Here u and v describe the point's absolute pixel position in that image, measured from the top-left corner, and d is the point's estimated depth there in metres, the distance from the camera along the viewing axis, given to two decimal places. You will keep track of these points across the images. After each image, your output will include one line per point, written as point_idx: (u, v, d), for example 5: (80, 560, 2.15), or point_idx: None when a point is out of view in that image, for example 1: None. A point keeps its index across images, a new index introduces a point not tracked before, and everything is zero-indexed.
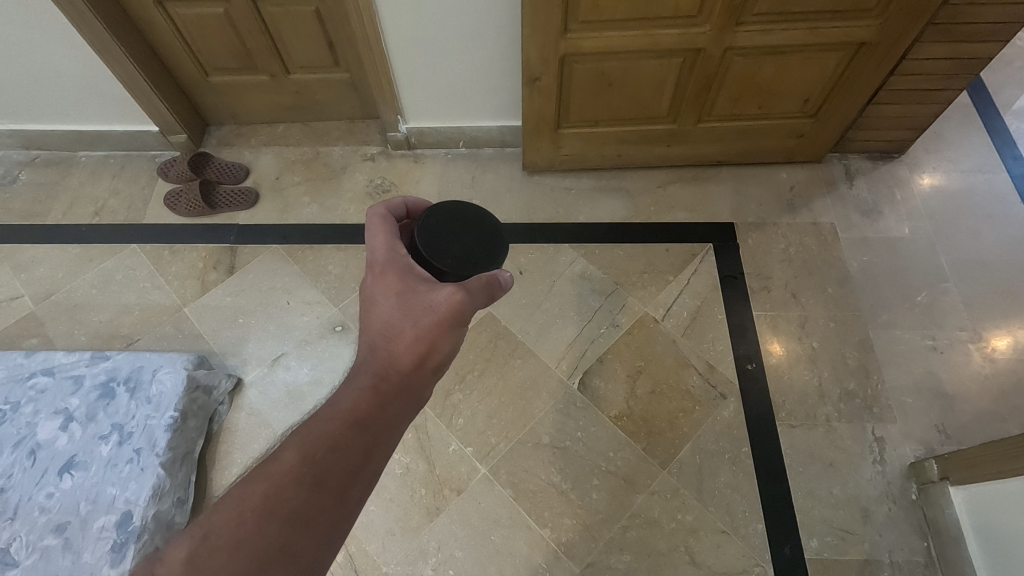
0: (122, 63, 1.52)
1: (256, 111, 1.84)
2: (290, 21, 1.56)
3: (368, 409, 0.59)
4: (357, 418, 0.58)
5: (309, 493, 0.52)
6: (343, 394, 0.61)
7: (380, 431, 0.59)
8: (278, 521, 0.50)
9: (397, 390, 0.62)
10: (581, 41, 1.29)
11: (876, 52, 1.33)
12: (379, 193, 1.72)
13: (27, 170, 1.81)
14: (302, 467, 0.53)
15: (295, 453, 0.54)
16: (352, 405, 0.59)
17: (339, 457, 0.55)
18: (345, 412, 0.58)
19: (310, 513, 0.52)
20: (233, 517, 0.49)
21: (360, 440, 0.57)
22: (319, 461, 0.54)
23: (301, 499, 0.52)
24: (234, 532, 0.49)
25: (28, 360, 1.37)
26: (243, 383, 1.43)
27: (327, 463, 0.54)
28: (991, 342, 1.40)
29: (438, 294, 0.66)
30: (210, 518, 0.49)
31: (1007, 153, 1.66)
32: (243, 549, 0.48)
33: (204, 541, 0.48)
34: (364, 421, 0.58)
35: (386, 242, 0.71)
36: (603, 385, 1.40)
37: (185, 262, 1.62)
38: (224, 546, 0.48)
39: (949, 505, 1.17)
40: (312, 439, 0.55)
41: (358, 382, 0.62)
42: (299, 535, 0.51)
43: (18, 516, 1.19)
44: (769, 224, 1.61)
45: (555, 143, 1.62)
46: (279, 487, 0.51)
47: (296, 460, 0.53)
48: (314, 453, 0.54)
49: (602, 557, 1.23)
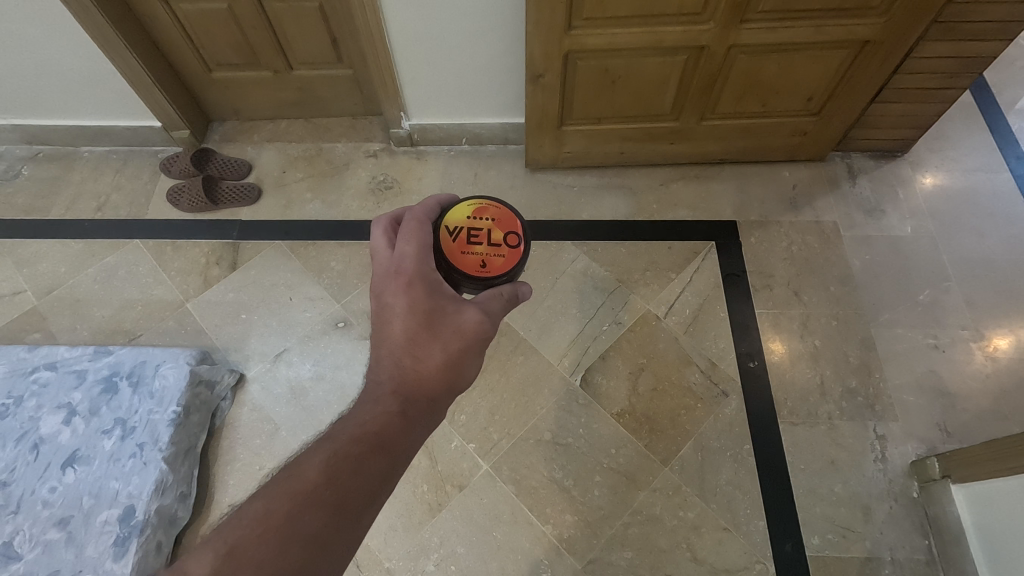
0: (125, 58, 1.52)
1: (259, 107, 1.84)
2: (294, 17, 1.56)
3: (392, 431, 0.62)
4: (382, 440, 0.61)
5: (331, 515, 0.55)
6: (368, 414, 0.63)
7: (400, 454, 0.62)
8: (300, 540, 0.52)
9: (421, 414, 0.66)
10: (585, 37, 1.29)
11: (880, 50, 1.33)
12: (381, 189, 1.72)
13: (30, 165, 1.81)
14: (327, 488, 0.56)
15: (319, 472, 0.56)
16: (376, 426, 0.62)
17: (361, 478, 0.58)
18: (369, 433, 0.61)
19: (330, 535, 0.54)
20: (256, 534, 0.52)
21: (381, 462, 0.60)
22: (341, 482, 0.56)
23: (324, 520, 0.54)
24: (257, 549, 0.51)
25: (31, 354, 1.37)
26: (246, 378, 1.44)
27: (350, 486, 0.57)
28: (993, 342, 1.40)
29: (469, 315, 0.70)
30: (235, 531, 0.51)
31: (1011, 153, 1.66)
32: (264, 568, 0.50)
33: (227, 556, 0.50)
34: (386, 444, 0.61)
35: (413, 250, 0.73)
36: (606, 381, 1.41)
37: (188, 258, 1.62)
38: (246, 562, 0.50)
39: (950, 503, 1.18)
40: (337, 458, 0.58)
41: (383, 402, 0.65)
42: (319, 557, 0.53)
43: (22, 509, 1.19)
44: (772, 222, 1.61)
45: (558, 140, 1.61)
46: (302, 505, 0.54)
47: (321, 480, 0.56)
48: (338, 471, 0.57)
49: (604, 554, 1.23)
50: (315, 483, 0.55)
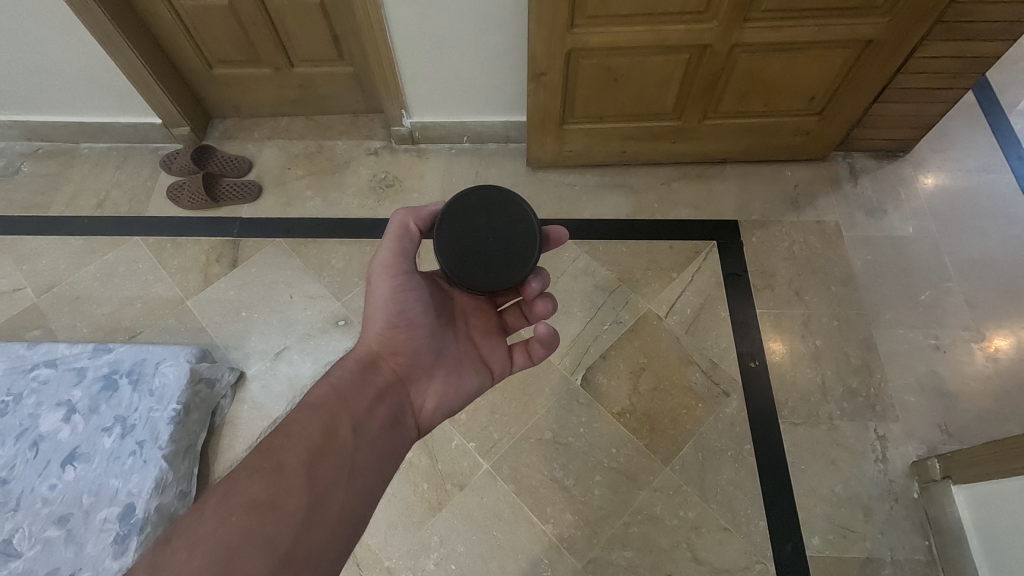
0: (126, 55, 1.52)
1: (259, 104, 1.83)
2: (294, 13, 1.55)
3: (326, 402, 0.74)
4: (317, 409, 0.73)
5: (274, 476, 0.64)
6: (311, 394, 0.75)
7: (336, 415, 0.73)
8: (244, 510, 0.60)
9: (353, 382, 0.79)
10: (588, 35, 1.29)
11: (883, 50, 1.33)
12: (382, 187, 1.71)
13: (30, 161, 1.81)
14: (268, 459, 0.65)
15: (254, 459, 0.65)
16: (313, 400, 0.74)
17: (298, 445, 0.68)
18: (309, 404, 0.73)
19: (276, 495, 0.62)
20: (200, 515, 0.59)
21: (318, 426, 0.71)
22: (281, 449, 0.66)
23: (268, 482, 0.63)
24: (198, 528, 0.58)
25: (30, 352, 1.37)
26: (246, 376, 1.43)
27: (290, 451, 0.67)
28: (993, 342, 1.40)
29: (375, 261, 0.86)
30: (177, 524, 0.58)
31: (1013, 153, 1.66)
32: (209, 540, 0.57)
33: (167, 541, 0.57)
34: (322, 407, 0.73)
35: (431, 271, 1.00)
36: (606, 381, 1.41)
37: (188, 255, 1.62)
38: (184, 544, 0.56)
39: (951, 503, 1.18)
40: (271, 439, 0.68)
41: (322, 384, 0.78)
42: (266, 514, 0.61)
43: (21, 506, 1.19)
44: (774, 222, 1.60)
45: (560, 138, 1.61)
46: (246, 479, 0.63)
47: (261, 464, 0.65)
48: (273, 449, 0.66)
49: (604, 553, 1.23)
50: (253, 465, 0.64)
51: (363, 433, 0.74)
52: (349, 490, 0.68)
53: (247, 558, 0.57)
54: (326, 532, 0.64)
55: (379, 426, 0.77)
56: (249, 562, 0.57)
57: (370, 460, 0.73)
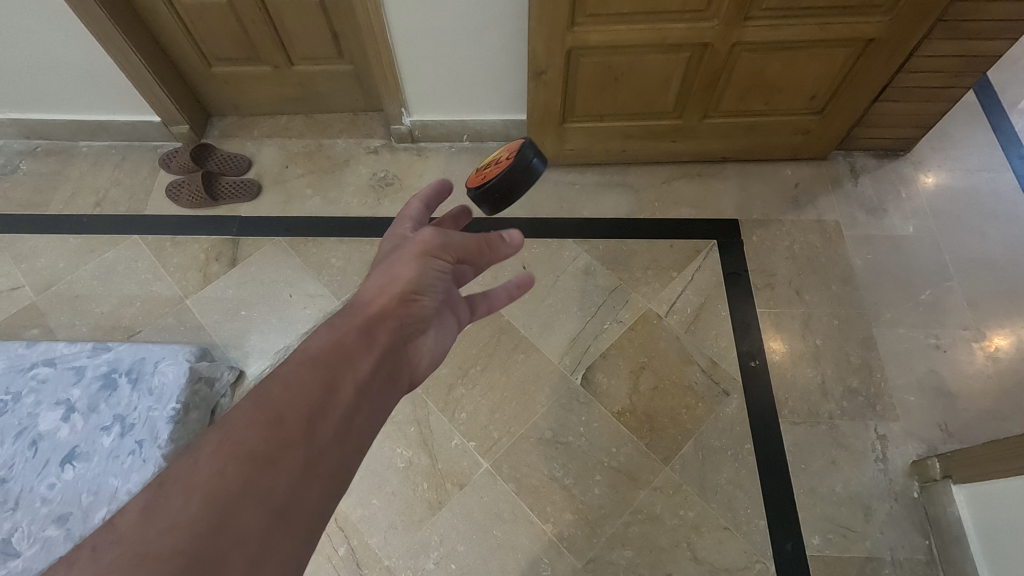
0: (125, 52, 1.51)
1: (259, 102, 1.83)
2: (293, 10, 1.55)
3: (330, 352, 0.60)
4: (318, 360, 0.59)
5: (267, 438, 0.50)
6: (312, 342, 0.61)
7: (340, 367, 0.59)
8: (228, 476, 0.47)
9: (362, 329, 0.66)
10: (588, 33, 1.28)
11: (884, 49, 1.32)
12: (382, 186, 1.71)
13: (28, 159, 1.80)
14: (259, 413, 0.51)
15: (242, 409, 0.51)
16: (315, 350, 0.60)
17: (295, 398, 0.54)
18: (310, 353, 0.59)
19: (267, 463, 0.49)
20: (178, 479, 0.46)
21: (318, 378, 0.57)
22: (276, 402, 0.53)
23: (257, 443, 0.49)
24: (173, 497, 0.44)
25: (29, 351, 1.36)
26: (246, 374, 1.43)
27: (286, 405, 0.53)
28: (994, 342, 1.40)
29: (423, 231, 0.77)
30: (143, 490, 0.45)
31: (1014, 153, 1.66)
32: (184, 512, 0.44)
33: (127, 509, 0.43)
34: (325, 359, 0.59)
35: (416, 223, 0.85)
36: (606, 380, 1.40)
37: (187, 254, 1.61)
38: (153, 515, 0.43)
39: (951, 503, 1.18)
40: (264, 388, 0.54)
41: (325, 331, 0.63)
42: (253, 485, 0.47)
43: (21, 505, 1.19)
44: (775, 221, 1.60)
45: (560, 137, 1.61)
46: (230, 439, 0.49)
47: (259, 411, 0.51)
48: (266, 401, 0.52)
49: (604, 552, 1.23)
50: (244, 417, 0.51)
51: (368, 392, 0.60)
52: (344, 458, 0.55)
53: (229, 533, 0.44)
54: (318, 504, 0.51)
55: (383, 386, 0.62)
56: (234, 534, 0.45)
57: (381, 428, 0.60)
